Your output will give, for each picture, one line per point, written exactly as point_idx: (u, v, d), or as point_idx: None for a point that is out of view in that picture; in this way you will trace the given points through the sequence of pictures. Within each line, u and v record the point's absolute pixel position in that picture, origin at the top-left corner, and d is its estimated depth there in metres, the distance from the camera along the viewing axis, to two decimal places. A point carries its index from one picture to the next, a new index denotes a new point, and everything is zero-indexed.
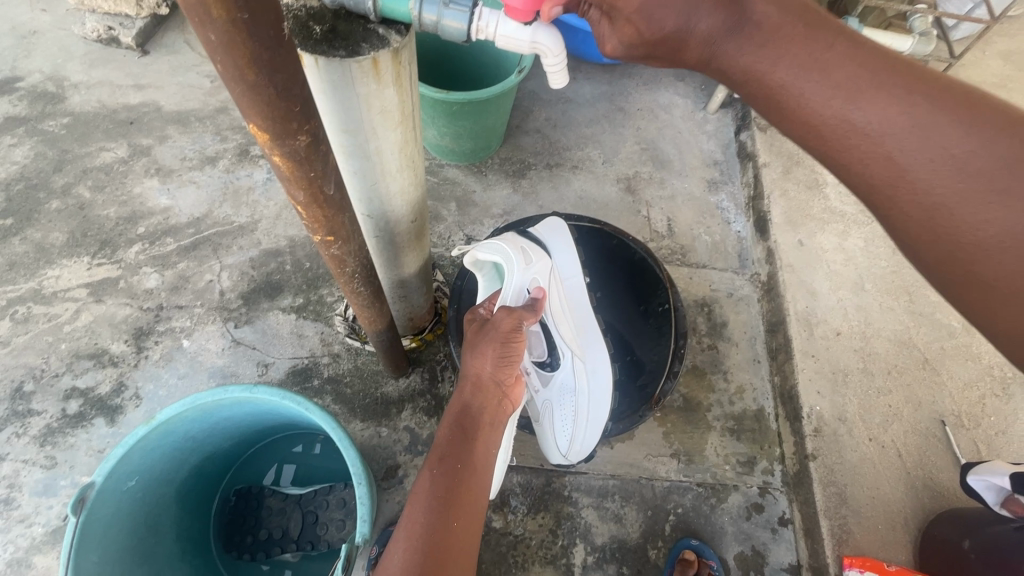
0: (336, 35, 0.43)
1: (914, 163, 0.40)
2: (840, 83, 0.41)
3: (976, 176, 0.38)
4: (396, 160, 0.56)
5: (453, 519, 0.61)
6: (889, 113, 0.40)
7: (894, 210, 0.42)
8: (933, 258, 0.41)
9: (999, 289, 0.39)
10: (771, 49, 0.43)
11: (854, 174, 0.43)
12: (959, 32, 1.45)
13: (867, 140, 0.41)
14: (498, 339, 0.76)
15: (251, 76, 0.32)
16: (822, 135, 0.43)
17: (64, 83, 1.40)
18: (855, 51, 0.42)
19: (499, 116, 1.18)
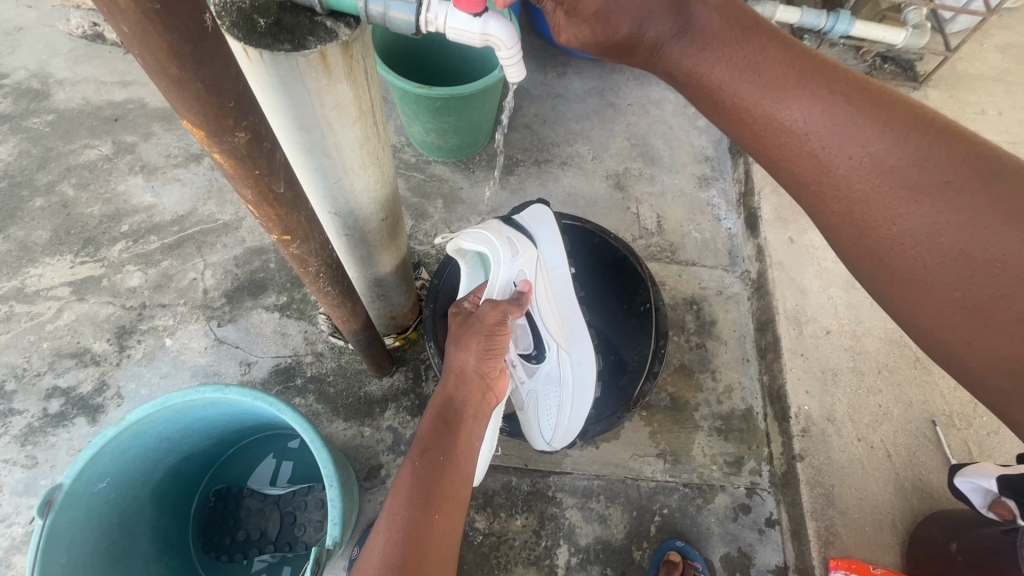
0: (280, 28, 0.42)
1: (838, 164, 0.42)
2: (773, 84, 0.43)
3: (893, 178, 0.40)
4: (358, 157, 0.55)
5: (432, 514, 0.59)
6: (814, 116, 0.42)
7: (821, 206, 0.44)
8: (857, 254, 0.44)
9: (907, 283, 0.41)
10: (712, 53, 0.45)
11: (785, 169, 0.46)
12: (956, 25, 1.42)
13: (799, 139, 0.43)
14: (482, 331, 0.75)
15: (173, 69, 0.31)
16: (757, 133, 0.46)
17: (49, 80, 1.39)
18: (788, 54, 0.44)
19: (484, 112, 1.16)
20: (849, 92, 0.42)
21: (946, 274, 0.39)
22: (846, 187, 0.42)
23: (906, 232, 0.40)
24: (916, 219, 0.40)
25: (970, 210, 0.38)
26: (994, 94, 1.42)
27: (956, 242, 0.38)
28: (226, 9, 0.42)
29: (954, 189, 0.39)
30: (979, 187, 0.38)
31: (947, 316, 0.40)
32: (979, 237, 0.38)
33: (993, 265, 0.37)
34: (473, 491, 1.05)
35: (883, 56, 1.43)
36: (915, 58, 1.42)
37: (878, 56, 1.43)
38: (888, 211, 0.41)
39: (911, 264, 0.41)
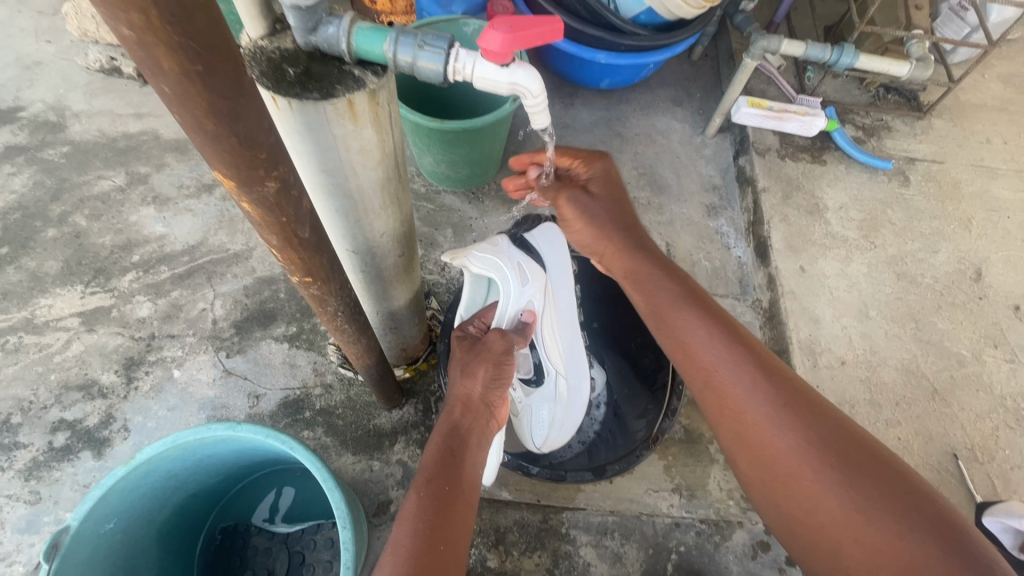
0: (310, 76, 0.43)
1: (740, 383, 0.61)
2: (698, 328, 0.65)
3: (780, 405, 0.58)
4: (378, 198, 0.55)
5: (438, 544, 0.55)
6: (725, 358, 0.62)
7: (730, 430, 0.61)
8: (755, 477, 0.60)
9: (793, 502, 0.56)
10: (654, 297, 0.70)
11: (707, 400, 0.64)
12: (958, 56, 1.44)
13: (713, 369, 0.63)
14: (490, 359, 0.74)
15: (210, 125, 0.31)
16: (687, 362, 0.65)
17: (65, 113, 1.41)
18: (710, 315, 0.66)
19: (495, 143, 1.17)
20: (754, 350, 0.63)
21: (823, 492, 0.54)
22: (751, 417, 0.59)
23: (791, 456, 0.56)
24: (796, 444, 0.56)
25: (833, 447, 0.55)
26: (997, 124, 1.43)
27: (820, 456, 0.55)
28: (256, 59, 0.42)
29: (821, 427, 0.57)
30: (837, 431, 0.56)
31: (828, 528, 0.53)
32: (839, 470, 0.54)
33: (853, 478, 0.53)
34: (485, 528, 1.03)
35: (886, 87, 1.45)
36: (919, 88, 1.44)
37: (882, 86, 1.45)
38: (777, 440, 0.57)
39: (798, 484, 0.55)
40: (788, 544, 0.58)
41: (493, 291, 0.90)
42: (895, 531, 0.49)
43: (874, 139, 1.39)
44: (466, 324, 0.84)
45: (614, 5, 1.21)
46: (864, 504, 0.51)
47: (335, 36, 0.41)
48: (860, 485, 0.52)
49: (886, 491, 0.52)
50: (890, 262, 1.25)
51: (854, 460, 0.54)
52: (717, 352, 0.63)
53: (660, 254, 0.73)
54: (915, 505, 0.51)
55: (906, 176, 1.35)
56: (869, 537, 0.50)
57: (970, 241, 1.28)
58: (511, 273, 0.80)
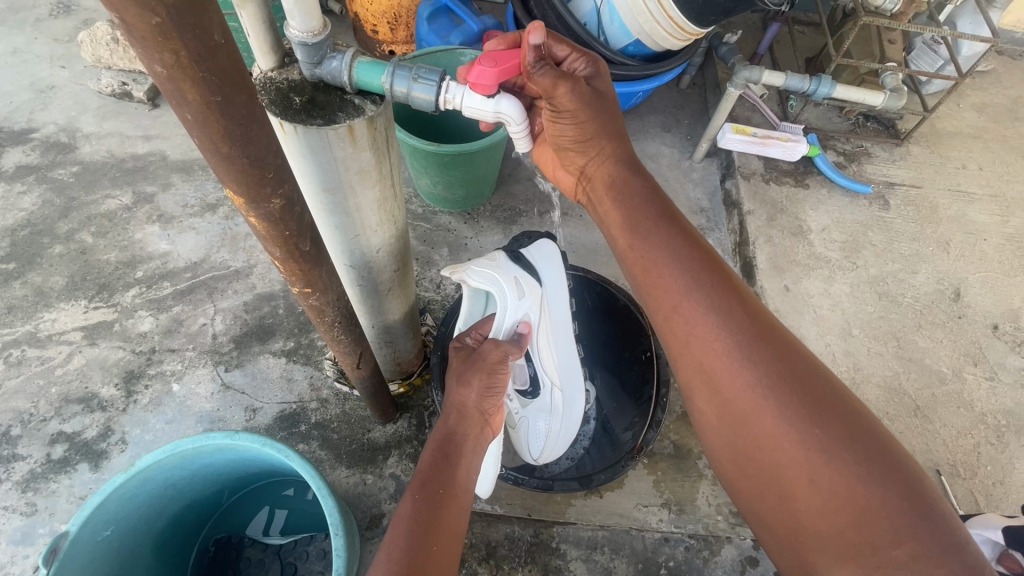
0: (314, 105, 0.47)
1: (708, 316, 0.57)
2: (668, 255, 0.61)
3: (748, 342, 0.55)
4: (375, 217, 0.60)
5: (433, 544, 0.57)
6: (693, 289, 0.58)
7: (689, 363, 0.59)
8: (712, 411, 0.58)
9: (747, 439, 0.55)
10: (621, 224, 0.65)
11: (670, 332, 0.60)
12: (932, 87, 1.51)
13: (679, 298, 0.59)
14: (484, 369, 0.78)
15: (225, 149, 0.35)
16: (652, 291, 0.61)
17: (76, 134, 1.47)
18: (684, 243, 0.61)
19: (490, 165, 1.22)
20: (726, 283, 0.59)
21: (783, 434, 0.52)
22: (716, 353, 0.56)
23: (750, 395, 0.54)
24: (758, 384, 0.54)
25: (798, 389, 0.53)
26: (972, 150, 1.50)
27: (783, 398, 0.53)
28: (266, 88, 0.47)
29: (791, 368, 0.54)
30: (804, 373, 0.54)
31: (779, 468, 0.53)
32: (804, 413, 0.52)
33: (814, 422, 0.52)
34: (476, 542, 1.04)
35: (865, 115, 1.52)
36: (896, 117, 1.50)
37: (861, 115, 1.51)
38: (741, 378, 0.55)
39: (754, 422, 0.54)
40: (728, 475, 0.59)
41: (491, 304, 0.93)
42: (847, 477, 0.49)
43: (854, 164, 1.45)
44: (464, 335, 0.86)
45: (603, 37, 1.27)
46: (821, 448, 0.50)
47: (338, 69, 0.45)
48: (821, 430, 0.51)
49: (845, 436, 0.51)
50: (871, 282, 1.29)
51: (819, 404, 0.52)
52: (686, 282, 0.59)
53: (643, 172, 0.68)
54: (872, 454, 0.50)
55: (886, 200, 1.40)
56: (821, 477, 0.50)
57: (949, 262, 1.32)
58: (507, 287, 0.83)
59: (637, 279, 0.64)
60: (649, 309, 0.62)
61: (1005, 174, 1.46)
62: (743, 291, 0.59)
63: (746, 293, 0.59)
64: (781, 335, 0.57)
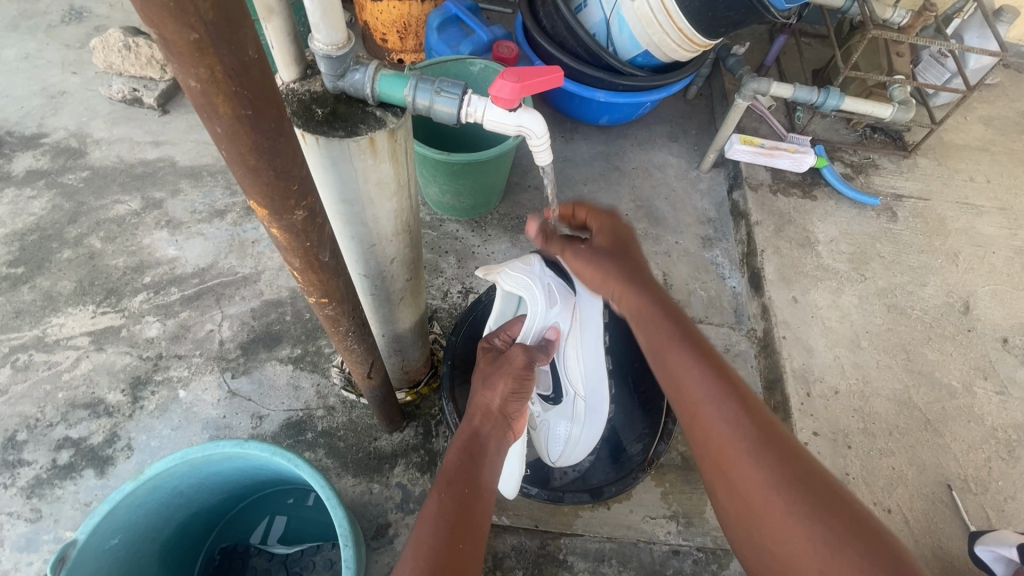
0: (336, 116, 0.47)
1: (716, 412, 0.61)
2: (681, 356, 0.65)
3: (754, 438, 0.59)
4: (391, 227, 0.60)
5: (458, 543, 0.59)
6: (704, 388, 0.63)
7: (709, 459, 0.62)
8: (730, 503, 0.60)
9: (762, 535, 0.57)
10: (640, 325, 0.70)
11: (692, 427, 0.64)
12: (939, 100, 1.52)
13: (688, 396, 0.64)
14: (510, 373, 0.76)
15: (252, 161, 0.35)
16: (672, 388, 0.66)
17: (86, 139, 1.48)
18: (696, 345, 0.66)
19: (498, 174, 1.22)
20: (737, 381, 0.63)
21: (793, 531, 0.54)
22: (730, 447, 0.59)
23: (761, 490, 0.57)
24: (765, 481, 0.57)
25: (804, 484, 0.56)
26: (980, 163, 1.50)
27: (788, 493, 0.55)
28: (290, 100, 0.47)
29: (795, 464, 0.57)
30: (808, 470, 0.57)
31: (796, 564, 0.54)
32: (812, 510, 0.54)
33: (822, 517, 0.53)
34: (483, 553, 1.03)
35: (872, 127, 1.52)
36: (903, 129, 1.50)
37: (868, 126, 1.52)
38: (753, 475, 0.57)
39: (768, 520, 0.56)
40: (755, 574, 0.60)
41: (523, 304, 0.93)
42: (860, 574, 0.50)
43: (862, 176, 1.45)
44: (490, 338, 0.86)
45: (612, 48, 1.28)
46: (833, 546, 0.51)
47: (361, 82, 0.46)
48: (831, 526, 0.52)
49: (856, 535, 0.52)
50: (880, 294, 1.29)
51: (825, 500, 0.54)
52: (697, 380, 0.63)
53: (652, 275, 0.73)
54: (883, 552, 0.51)
55: (894, 212, 1.40)
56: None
57: (957, 275, 1.32)
58: (539, 293, 0.83)
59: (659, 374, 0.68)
60: (671, 404, 0.67)
61: (1013, 187, 1.46)
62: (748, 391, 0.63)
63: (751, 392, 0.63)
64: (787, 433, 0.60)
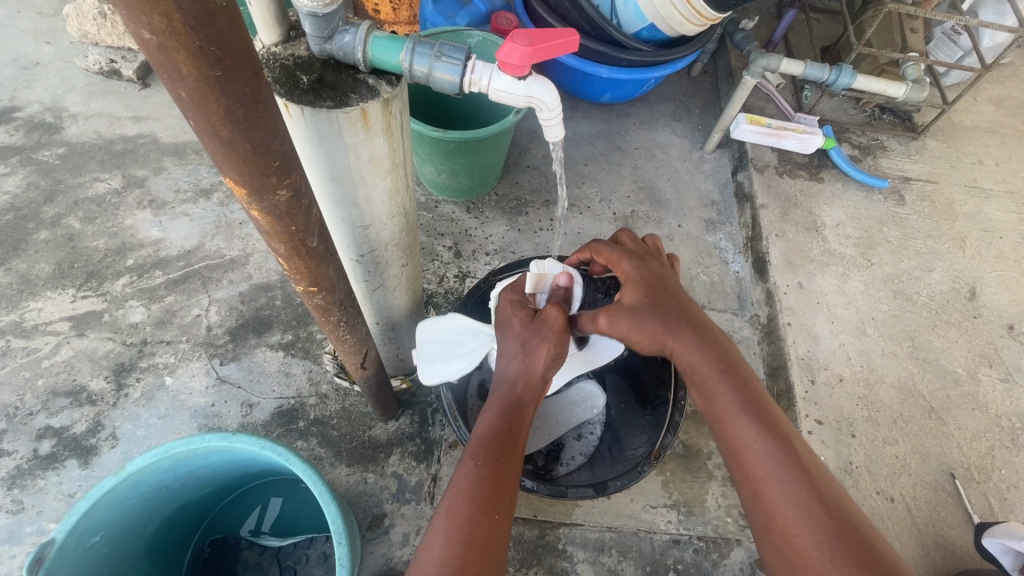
0: (323, 84, 0.42)
1: (786, 496, 0.58)
2: (752, 428, 0.62)
3: (828, 531, 0.55)
4: (386, 208, 0.55)
5: (492, 515, 0.58)
6: (775, 467, 0.59)
7: (779, 555, 0.57)
8: None
9: None
10: (702, 388, 0.67)
11: (753, 505, 0.60)
12: (950, 79, 1.47)
13: (754, 473, 0.60)
14: (551, 339, 0.70)
15: (225, 132, 0.31)
16: (738, 470, 0.62)
17: (62, 114, 1.40)
18: (769, 421, 0.62)
19: (496, 154, 1.17)
20: (807, 463, 0.60)
21: None
22: (800, 544, 0.56)
23: None
24: None
25: None
26: (989, 146, 1.46)
27: None
28: (270, 65, 0.42)
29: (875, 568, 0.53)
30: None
31: None
32: None
33: None
34: None
35: (881, 107, 1.48)
36: (913, 109, 1.46)
37: (877, 107, 1.47)
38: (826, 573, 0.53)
39: None
40: None
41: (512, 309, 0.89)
42: None
43: (870, 158, 1.41)
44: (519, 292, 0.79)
45: (616, 20, 1.22)
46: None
47: (351, 45, 0.41)
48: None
49: None
50: (886, 279, 1.26)
51: None
52: (768, 458, 0.60)
53: (721, 338, 0.69)
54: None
55: (902, 195, 1.37)
56: None
57: (964, 261, 1.29)
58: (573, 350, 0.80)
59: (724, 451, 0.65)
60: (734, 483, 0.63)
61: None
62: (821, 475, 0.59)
63: (824, 478, 0.59)
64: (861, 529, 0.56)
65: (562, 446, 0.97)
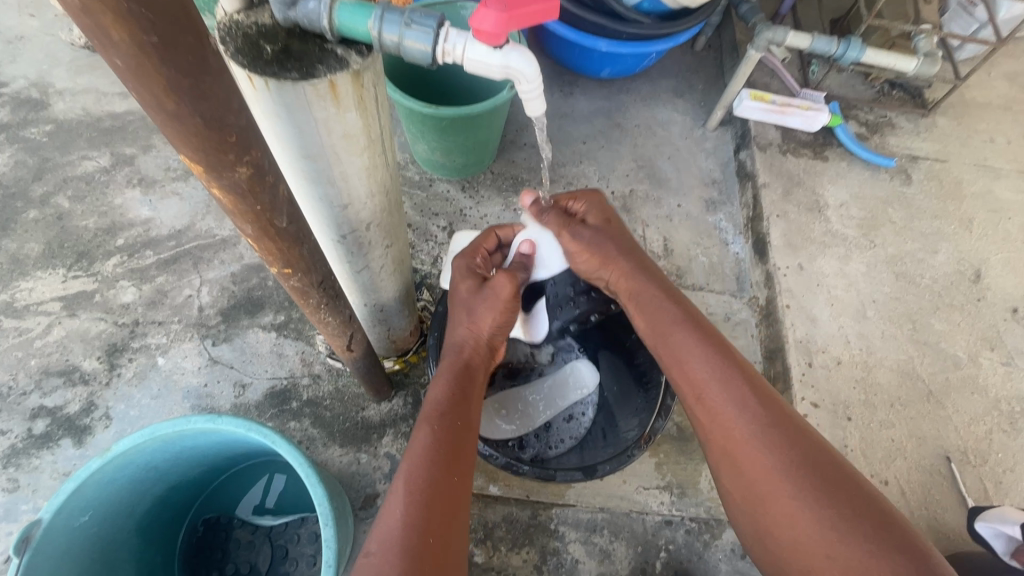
0: (288, 54, 0.40)
1: (721, 396, 0.64)
2: (689, 342, 0.69)
3: (758, 420, 0.62)
4: (364, 186, 0.53)
5: (452, 473, 0.60)
6: (714, 374, 0.66)
7: (721, 451, 0.64)
8: (735, 488, 0.63)
9: (765, 514, 0.59)
10: (645, 310, 0.75)
11: (697, 410, 0.67)
12: (964, 53, 1.42)
13: (695, 383, 0.67)
14: (499, 305, 0.77)
15: (171, 103, 0.31)
16: (681, 379, 0.69)
17: (48, 89, 1.37)
18: (704, 334, 0.69)
19: (490, 132, 1.14)
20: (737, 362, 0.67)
21: (798, 513, 0.56)
22: (735, 437, 0.62)
23: (767, 472, 0.59)
24: (773, 464, 0.59)
25: (807, 464, 0.58)
26: (1002, 123, 1.41)
27: (787, 474, 0.58)
28: (231, 34, 0.40)
29: (802, 443, 0.60)
30: (812, 451, 0.59)
31: (797, 540, 0.56)
32: (817, 490, 0.56)
33: (824, 486, 0.56)
34: (473, 523, 1.02)
35: (890, 83, 1.43)
36: (924, 85, 1.41)
37: (886, 82, 1.42)
38: (756, 456, 0.60)
39: (772, 499, 0.58)
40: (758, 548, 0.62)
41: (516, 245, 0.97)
42: (858, 550, 0.52)
43: (877, 136, 1.37)
44: (474, 255, 0.83)
45: None
46: (837, 524, 0.54)
47: (315, 11, 0.38)
48: (830, 502, 0.55)
49: (855, 514, 0.54)
50: (889, 261, 1.23)
51: (829, 479, 0.57)
52: (705, 369, 0.66)
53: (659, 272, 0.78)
54: (881, 524, 0.53)
55: (908, 174, 1.33)
56: (836, 553, 0.53)
57: (970, 242, 1.26)
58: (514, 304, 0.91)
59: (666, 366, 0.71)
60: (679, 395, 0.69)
61: None
62: (752, 375, 0.66)
63: (755, 377, 0.66)
64: (787, 411, 0.63)
65: (550, 428, 0.97)
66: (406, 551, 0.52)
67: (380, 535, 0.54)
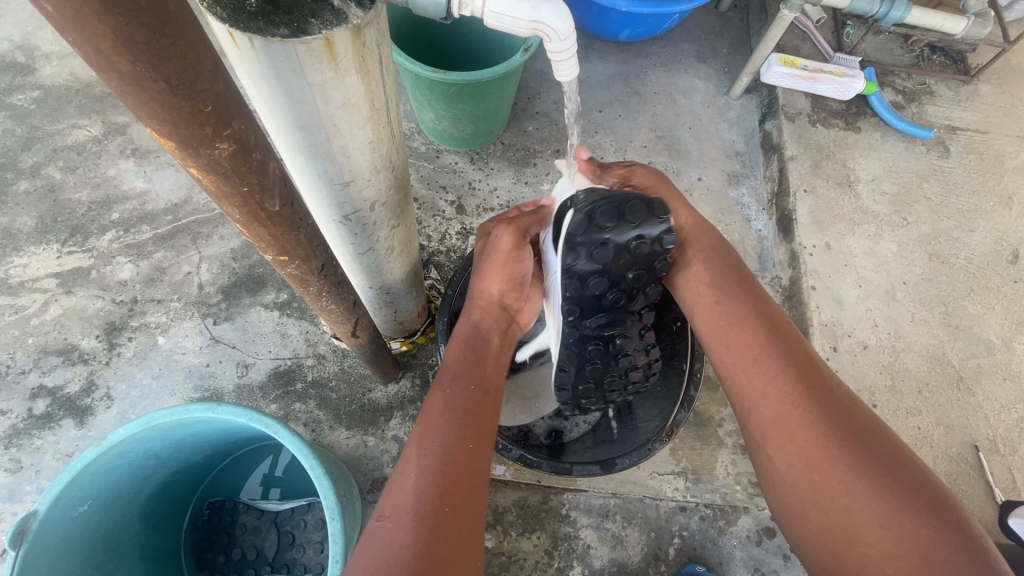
0: (276, 6, 0.34)
1: (773, 366, 0.62)
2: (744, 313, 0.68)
3: (808, 390, 0.60)
4: (368, 163, 0.48)
5: (467, 442, 0.56)
6: (765, 345, 0.64)
7: (757, 408, 0.62)
8: (776, 463, 0.59)
9: (808, 488, 0.56)
10: (703, 278, 0.74)
11: (740, 378, 0.65)
12: (1014, 13, 1.31)
13: (745, 351, 0.65)
14: (497, 258, 0.73)
15: (124, 66, 0.27)
16: (729, 348, 0.67)
17: (33, 53, 1.29)
18: (759, 310, 0.69)
19: (503, 99, 1.06)
20: (791, 341, 0.65)
21: (847, 486, 0.53)
22: (778, 391, 0.61)
23: (814, 442, 0.56)
24: (821, 435, 0.56)
25: (857, 439, 0.55)
26: None
27: (835, 444, 0.55)
28: None
29: (854, 418, 0.57)
30: (865, 426, 0.57)
31: (844, 516, 0.53)
32: (869, 464, 0.53)
33: (876, 461, 0.54)
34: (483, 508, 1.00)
35: (932, 46, 1.33)
36: (967, 49, 1.31)
37: (927, 46, 1.32)
38: (802, 425, 0.58)
39: (821, 471, 0.55)
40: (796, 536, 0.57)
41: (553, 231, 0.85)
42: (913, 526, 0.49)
43: (914, 104, 1.28)
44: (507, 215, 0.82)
45: None
46: (876, 485, 0.52)
47: None
48: (870, 464, 0.53)
49: (909, 492, 0.51)
50: (922, 240, 1.17)
51: (881, 456, 0.54)
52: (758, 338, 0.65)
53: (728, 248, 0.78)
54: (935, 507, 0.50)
55: (946, 146, 1.25)
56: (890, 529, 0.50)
57: (1009, 220, 1.19)
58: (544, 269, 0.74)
59: (716, 336, 0.70)
60: (724, 366, 0.67)
61: None
62: (805, 351, 0.64)
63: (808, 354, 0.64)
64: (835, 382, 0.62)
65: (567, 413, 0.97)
66: (421, 519, 0.49)
67: (394, 500, 0.51)
